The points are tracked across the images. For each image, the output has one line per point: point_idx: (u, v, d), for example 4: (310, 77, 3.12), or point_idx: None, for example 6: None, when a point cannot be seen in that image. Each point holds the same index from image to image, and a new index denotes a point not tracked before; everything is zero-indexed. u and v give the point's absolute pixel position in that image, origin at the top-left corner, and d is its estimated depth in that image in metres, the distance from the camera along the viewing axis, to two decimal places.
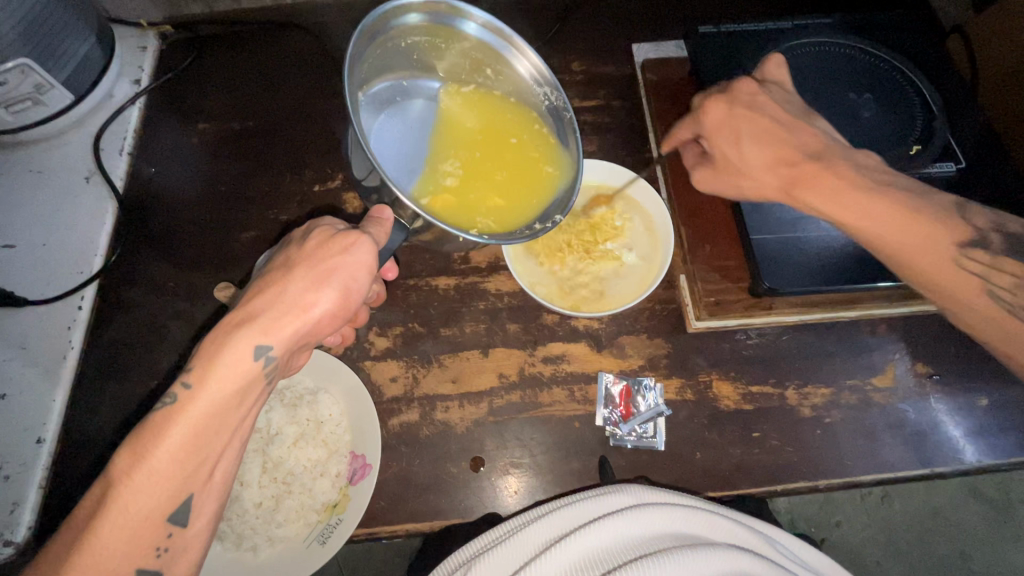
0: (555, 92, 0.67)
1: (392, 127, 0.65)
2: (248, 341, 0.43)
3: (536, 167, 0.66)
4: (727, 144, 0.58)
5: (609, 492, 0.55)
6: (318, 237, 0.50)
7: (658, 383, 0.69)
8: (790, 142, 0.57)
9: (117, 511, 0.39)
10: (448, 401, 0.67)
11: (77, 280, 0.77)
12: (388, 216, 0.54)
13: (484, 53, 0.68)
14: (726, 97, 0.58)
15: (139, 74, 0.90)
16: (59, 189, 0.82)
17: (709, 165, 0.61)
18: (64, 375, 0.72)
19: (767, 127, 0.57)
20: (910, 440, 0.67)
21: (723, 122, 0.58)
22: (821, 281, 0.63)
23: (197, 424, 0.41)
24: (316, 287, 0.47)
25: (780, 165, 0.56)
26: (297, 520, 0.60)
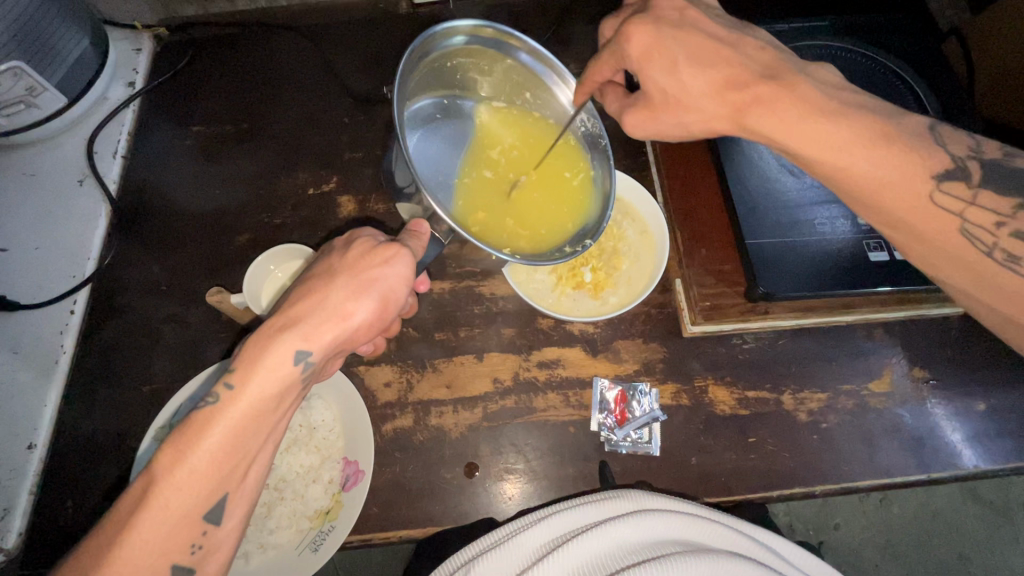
0: (592, 120, 0.66)
1: (431, 147, 0.63)
2: (290, 345, 0.43)
3: (569, 193, 0.66)
4: (660, 73, 0.52)
5: (610, 497, 0.55)
6: (360, 246, 0.50)
7: (653, 388, 0.68)
8: (735, 63, 0.51)
9: (157, 508, 0.38)
10: (442, 406, 0.67)
11: (70, 284, 0.76)
12: (425, 229, 0.54)
13: (525, 77, 0.66)
14: (652, 19, 0.52)
15: (133, 76, 0.90)
16: (52, 192, 0.82)
17: (641, 105, 0.55)
18: (55, 379, 0.71)
19: (703, 46, 0.51)
20: (908, 445, 0.66)
21: (653, 47, 0.51)
22: (819, 286, 0.62)
23: (238, 425, 0.41)
24: (356, 295, 0.47)
25: (729, 91, 0.51)
26: (289, 526, 0.60)
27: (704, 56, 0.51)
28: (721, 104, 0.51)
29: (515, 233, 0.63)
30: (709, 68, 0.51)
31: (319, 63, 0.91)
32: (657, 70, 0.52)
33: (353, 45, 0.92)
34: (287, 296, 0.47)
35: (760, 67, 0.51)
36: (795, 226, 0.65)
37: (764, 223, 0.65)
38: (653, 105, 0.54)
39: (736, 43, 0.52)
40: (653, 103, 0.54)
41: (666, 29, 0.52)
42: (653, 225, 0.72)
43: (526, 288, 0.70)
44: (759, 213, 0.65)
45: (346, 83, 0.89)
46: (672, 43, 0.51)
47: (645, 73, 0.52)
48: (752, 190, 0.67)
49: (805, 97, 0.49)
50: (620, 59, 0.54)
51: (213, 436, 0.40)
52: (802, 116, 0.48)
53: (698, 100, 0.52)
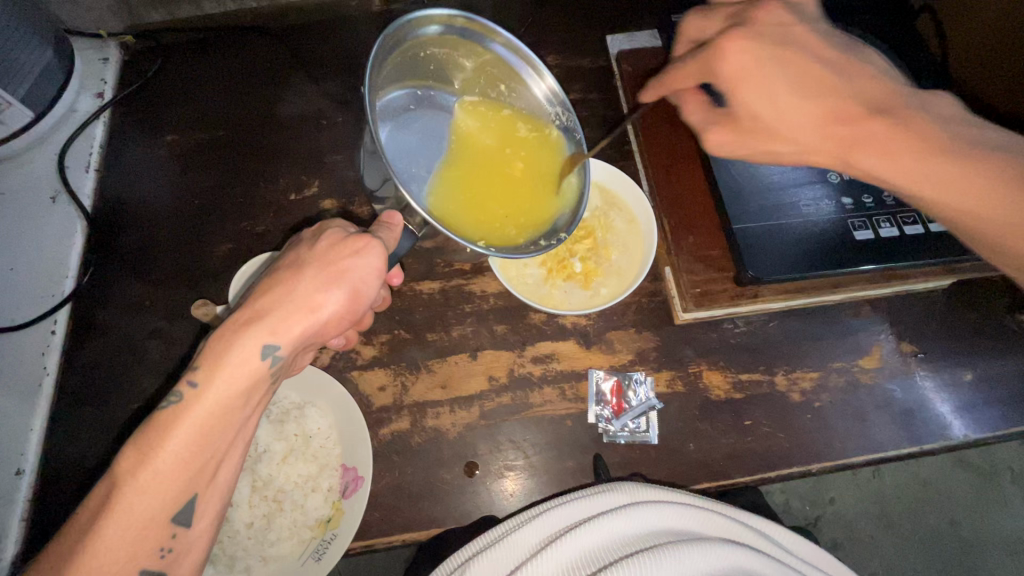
0: (567, 114, 0.67)
1: (407, 137, 0.62)
2: (256, 340, 0.42)
3: (544, 184, 0.66)
4: (756, 95, 0.47)
5: (601, 492, 0.55)
6: (330, 238, 0.49)
7: (648, 376, 0.68)
8: (842, 92, 0.47)
9: (122, 512, 0.38)
10: (439, 406, 0.67)
11: (48, 303, 0.74)
12: (399, 221, 0.55)
13: (499, 69, 0.66)
14: (755, 35, 0.47)
15: (102, 87, 0.87)
16: (25, 211, 0.80)
17: (729, 122, 0.51)
18: (41, 404, 0.70)
19: (810, 73, 0.47)
20: (900, 418, 0.67)
21: (749, 68, 0.46)
22: (804, 267, 0.62)
23: (203, 423, 0.41)
24: (325, 287, 0.46)
25: (839, 128, 0.47)
26: (290, 537, 0.59)
27: (809, 85, 0.47)
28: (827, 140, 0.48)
29: (487, 226, 0.62)
30: (811, 96, 0.47)
31: (290, 59, 0.89)
32: (753, 92, 0.47)
33: (331, 47, 0.91)
34: (254, 289, 0.47)
35: (860, 98, 0.47)
36: (779, 210, 0.65)
37: (749, 208, 0.65)
38: (739, 127, 0.50)
39: (847, 70, 0.48)
40: (738, 121, 0.50)
41: (766, 44, 0.47)
42: (640, 212, 0.70)
43: (516, 284, 0.68)
44: (744, 198, 0.65)
45: (325, 84, 0.88)
46: (776, 71, 0.46)
47: (737, 96, 0.48)
48: (737, 176, 0.67)
49: (918, 137, 0.46)
50: (710, 73, 0.48)
51: (177, 436, 0.40)
52: (916, 155, 0.46)
53: (795, 130, 0.48)
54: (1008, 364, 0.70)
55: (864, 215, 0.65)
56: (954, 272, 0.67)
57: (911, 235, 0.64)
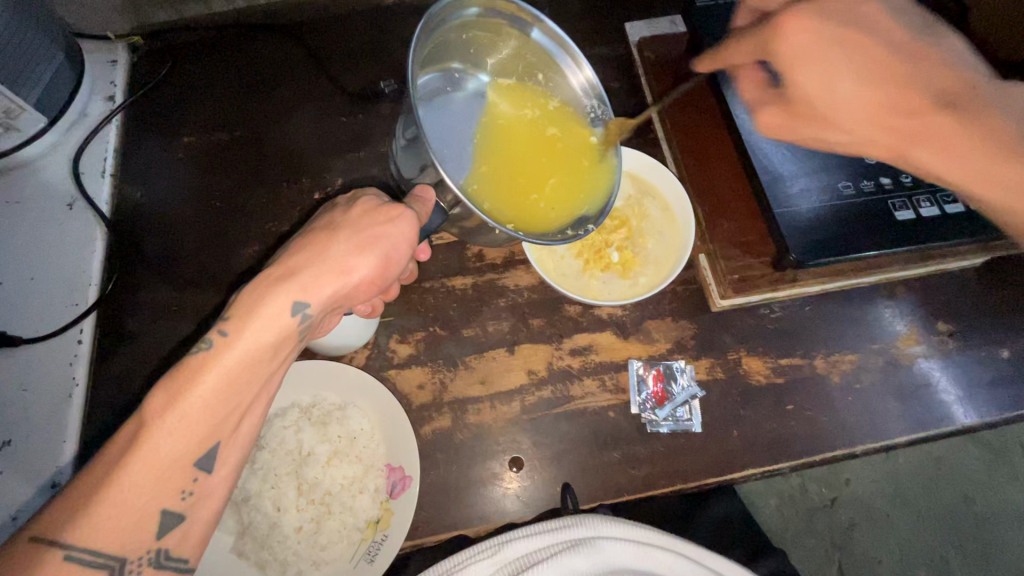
0: (602, 106, 0.65)
1: (441, 118, 0.62)
2: (290, 293, 0.42)
3: (576, 172, 0.63)
4: (812, 77, 0.47)
5: (566, 527, 0.55)
6: (364, 204, 0.49)
7: (687, 365, 0.68)
8: (910, 81, 0.46)
9: (146, 452, 0.37)
10: (479, 403, 0.66)
11: (73, 313, 0.73)
12: (431, 196, 0.53)
13: (538, 57, 0.65)
14: (810, 11, 0.46)
15: (112, 89, 0.85)
16: (41, 219, 0.78)
17: (784, 106, 0.51)
18: (71, 414, 0.68)
19: (873, 55, 0.46)
20: (940, 397, 0.67)
21: (811, 47, 0.46)
22: (845, 250, 0.61)
23: (232, 372, 0.39)
24: (358, 251, 0.45)
25: (898, 117, 0.47)
26: (340, 540, 0.58)
27: (863, 65, 0.46)
28: (882, 131, 0.48)
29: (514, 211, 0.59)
30: (866, 82, 0.47)
31: (304, 56, 0.88)
32: (812, 74, 0.47)
33: (347, 43, 0.89)
34: (284, 249, 0.46)
35: (937, 89, 0.46)
36: (818, 193, 0.64)
37: (789, 193, 0.63)
38: (792, 111, 0.51)
39: (919, 56, 0.47)
40: (793, 108, 0.50)
41: (827, 22, 0.46)
42: (675, 201, 0.69)
43: (553, 275, 0.67)
44: (783, 183, 0.64)
45: (342, 79, 0.86)
46: (864, 37, 0.46)
47: (793, 77, 0.48)
48: (773, 160, 0.65)
49: (993, 126, 0.46)
50: (764, 50, 0.49)
51: (207, 379, 0.39)
52: (974, 150, 0.46)
53: (849, 119, 0.48)
54: None
55: (904, 194, 0.64)
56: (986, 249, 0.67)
57: (951, 214, 0.63)
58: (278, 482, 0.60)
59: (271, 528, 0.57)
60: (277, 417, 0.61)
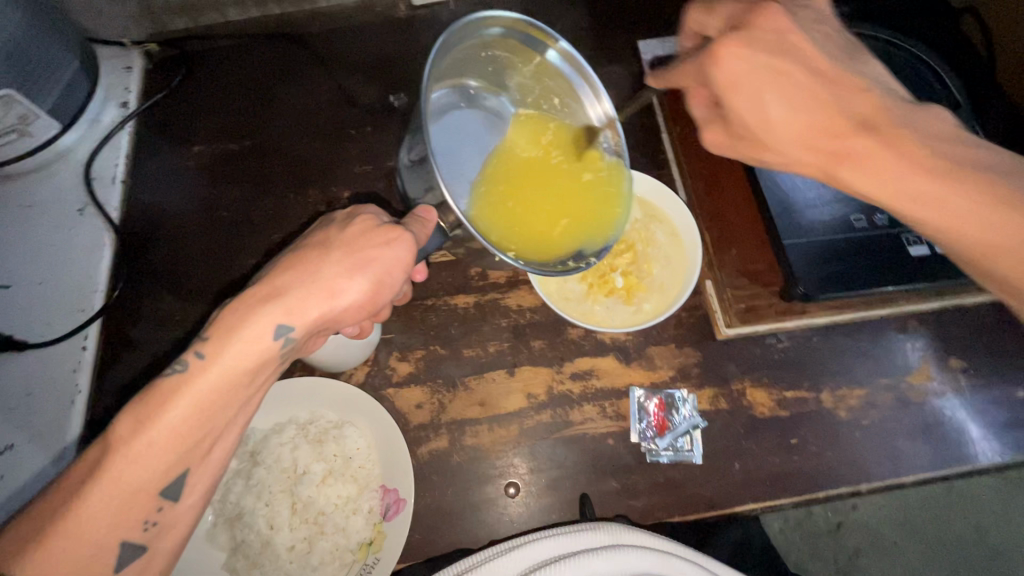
0: (615, 139, 0.63)
1: (452, 134, 0.62)
2: (271, 319, 0.41)
3: (583, 201, 0.62)
4: (747, 102, 0.44)
5: (588, 529, 0.53)
6: (362, 225, 0.48)
7: (690, 394, 0.67)
8: (838, 107, 0.44)
9: (110, 479, 0.37)
10: (477, 425, 0.66)
11: (78, 319, 0.73)
12: (432, 218, 0.52)
13: (557, 83, 0.64)
14: (746, 38, 0.43)
15: (126, 96, 0.86)
16: (52, 223, 0.79)
17: (722, 124, 0.49)
18: (72, 422, 0.68)
19: (795, 78, 0.43)
20: (951, 436, 0.65)
21: (744, 76, 0.43)
22: (854, 286, 0.60)
23: (205, 399, 0.39)
24: (349, 274, 0.45)
25: (825, 143, 0.45)
26: (332, 561, 0.57)
27: (793, 93, 0.44)
28: (810, 152, 0.46)
29: (518, 235, 0.59)
30: (801, 107, 0.44)
31: (318, 69, 0.88)
32: (745, 102, 0.44)
33: (359, 54, 0.89)
34: (276, 264, 0.45)
35: (864, 114, 0.44)
36: (831, 225, 0.62)
37: (800, 223, 0.62)
38: (732, 132, 0.48)
39: (831, 75, 0.44)
40: (731, 128, 0.48)
41: (759, 51, 0.43)
42: (684, 227, 0.68)
43: (557, 299, 0.67)
44: (795, 212, 0.63)
45: (352, 92, 0.86)
46: (808, 77, 0.44)
47: (730, 102, 0.45)
48: (785, 190, 0.64)
49: (897, 150, 0.44)
50: (703, 74, 0.45)
51: (180, 405, 0.39)
52: (906, 173, 0.44)
53: (785, 143, 0.46)
54: None
55: None
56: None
57: None
58: (273, 500, 0.59)
59: (264, 546, 0.57)
60: (274, 433, 0.61)
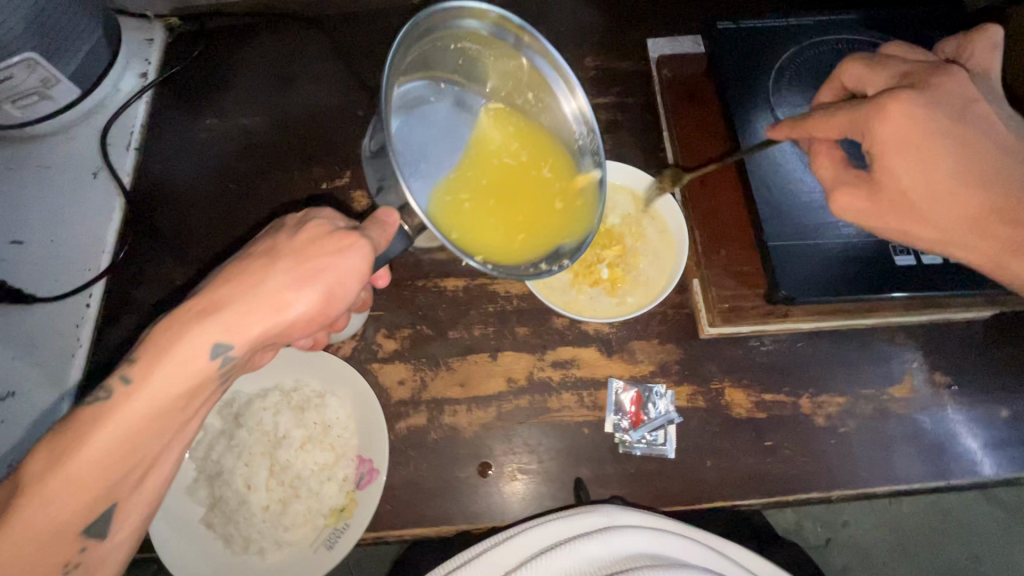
0: (591, 134, 0.64)
1: (418, 129, 0.61)
2: (209, 337, 0.40)
3: (551, 201, 0.62)
4: (905, 166, 0.47)
5: (577, 514, 0.54)
6: (312, 233, 0.46)
7: (668, 390, 0.67)
8: (1018, 187, 0.46)
9: (21, 525, 0.35)
10: (456, 405, 0.67)
11: (84, 277, 0.76)
12: (393, 220, 0.51)
13: (531, 78, 0.65)
14: (923, 97, 0.46)
15: (146, 67, 0.89)
16: (67, 184, 0.82)
17: (866, 188, 0.50)
18: (71, 374, 0.71)
19: (964, 150, 0.46)
20: (930, 451, 0.65)
21: (908, 134, 0.46)
22: (836, 291, 0.59)
23: (132, 428, 0.38)
24: (297, 285, 0.43)
25: (995, 223, 0.46)
26: (304, 524, 0.59)
27: (968, 163, 0.46)
28: (984, 237, 0.47)
29: (487, 236, 0.58)
30: (971, 182, 0.46)
31: (331, 51, 0.90)
32: (905, 165, 0.47)
33: (373, 38, 0.91)
34: (214, 273, 0.43)
35: None
36: (819, 229, 0.62)
37: (788, 227, 0.62)
38: (877, 198, 0.50)
39: (1020, 151, 0.47)
40: (878, 190, 0.49)
41: (936, 113, 0.46)
42: (672, 223, 0.69)
43: (542, 287, 0.67)
44: (785, 215, 0.62)
45: (363, 74, 0.88)
46: (980, 152, 0.46)
47: (884, 164, 0.48)
48: (778, 194, 0.64)
49: None
50: (860, 131, 0.48)
51: (112, 428, 0.37)
52: None
53: (945, 218, 0.48)
54: None
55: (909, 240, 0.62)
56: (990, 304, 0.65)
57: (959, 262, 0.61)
58: (251, 461, 0.61)
59: (240, 504, 0.59)
60: (258, 398, 0.63)
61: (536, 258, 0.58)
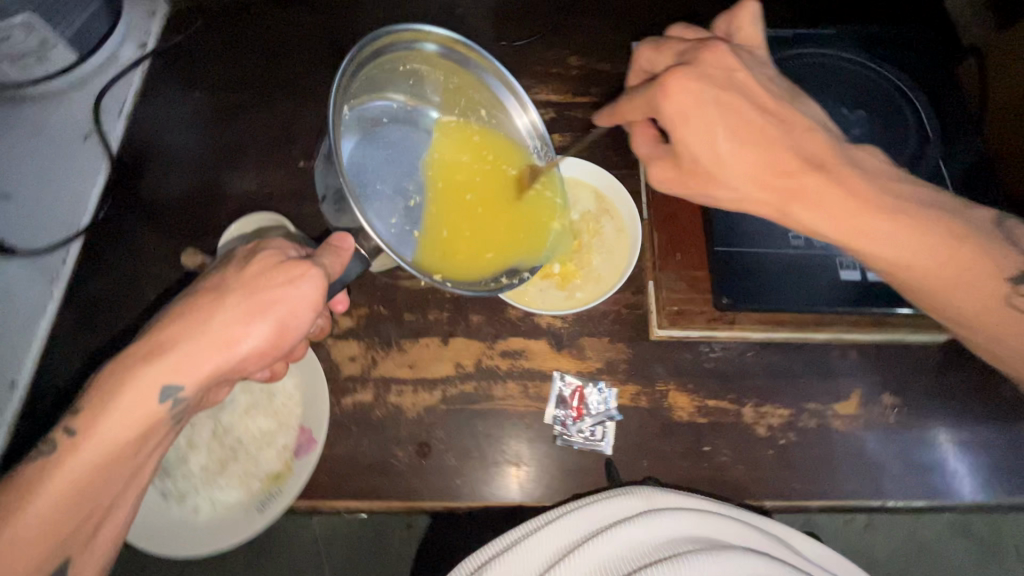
0: (545, 148, 0.69)
1: (369, 147, 0.63)
2: (157, 379, 0.44)
3: (511, 216, 0.66)
4: (698, 135, 0.48)
5: (618, 496, 0.53)
6: (261, 265, 0.50)
7: (612, 387, 0.68)
8: (775, 148, 0.49)
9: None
10: (403, 385, 0.68)
11: (62, 235, 0.79)
12: (348, 246, 0.55)
13: (482, 96, 0.68)
14: (695, 74, 0.48)
15: (145, 38, 0.91)
16: (58, 145, 0.84)
17: (670, 161, 0.53)
18: (39, 326, 0.75)
19: (740, 118, 0.49)
20: (868, 469, 0.65)
21: (688, 108, 0.48)
22: (773, 301, 0.62)
23: (91, 468, 0.43)
24: (246, 321, 0.47)
25: (773, 177, 0.50)
26: (239, 486, 0.61)
27: (738, 127, 0.49)
28: (762, 189, 0.51)
29: (445, 254, 0.62)
30: (745, 144, 0.49)
31: (325, 34, 0.92)
32: (694, 134, 0.48)
33: (366, 22, 0.92)
34: (164, 315, 0.48)
35: (802, 154, 0.50)
36: (767, 239, 0.64)
37: (742, 238, 0.64)
38: (681, 168, 0.52)
39: (776, 114, 0.50)
40: (682, 162, 0.51)
41: (705, 84, 0.48)
42: (628, 221, 0.71)
43: None
44: (739, 226, 0.65)
45: None
46: (755, 122, 0.49)
47: (680, 136, 0.49)
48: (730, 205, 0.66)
49: (854, 190, 0.50)
50: (655, 108, 0.50)
51: (72, 471, 0.43)
52: (887, 223, 0.50)
53: (732, 177, 0.50)
54: (998, 435, 0.66)
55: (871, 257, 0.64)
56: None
57: None
58: (196, 420, 0.64)
59: (180, 460, 0.62)
60: None
61: (497, 273, 0.63)
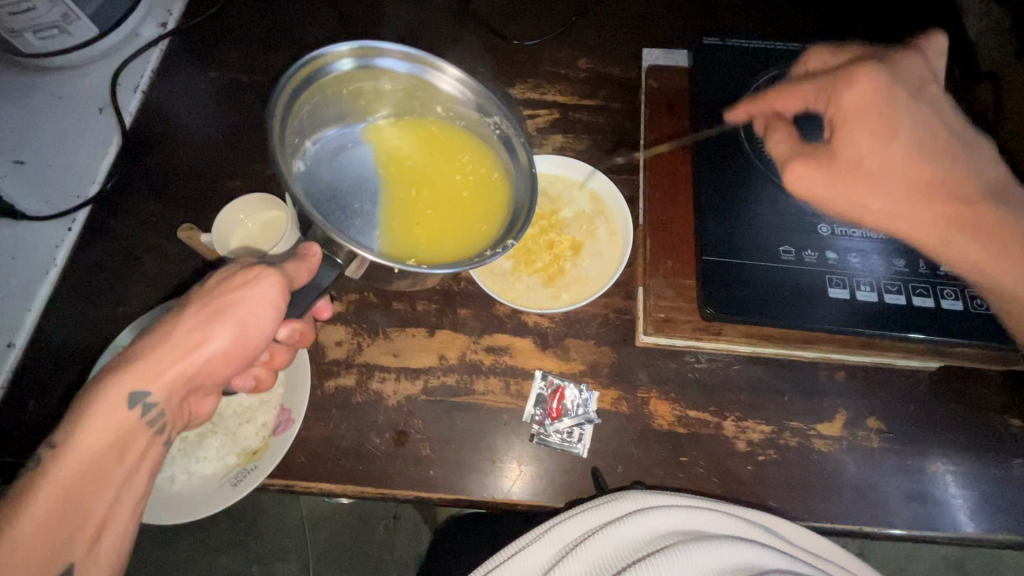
0: (505, 120, 0.69)
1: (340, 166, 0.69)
2: (127, 386, 0.50)
3: (482, 202, 0.69)
4: (861, 133, 0.55)
5: (610, 498, 0.55)
6: (218, 282, 0.56)
7: (593, 390, 0.68)
8: (935, 169, 0.54)
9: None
10: (386, 372, 0.69)
11: (70, 203, 0.81)
12: (315, 253, 0.56)
13: (428, 92, 0.70)
14: (885, 73, 0.56)
15: (166, 17, 0.94)
16: (73, 115, 0.86)
17: (822, 158, 0.56)
18: (40, 290, 0.77)
19: (919, 130, 0.55)
20: (848, 493, 0.63)
21: (865, 96, 0.55)
22: (757, 313, 0.61)
23: (75, 475, 0.46)
24: (205, 325, 0.53)
25: (924, 192, 0.54)
26: (215, 459, 0.62)
27: (918, 140, 0.55)
28: (912, 200, 0.54)
29: (426, 245, 0.66)
30: (906, 151, 0.55)
31: (340, 22, 0.93)
32: (858, 131, 0.55)
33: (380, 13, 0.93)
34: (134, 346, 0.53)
35: (963, 190, 0.54)
36: (762, 253, 0.64)
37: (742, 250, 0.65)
38: (835, 167, 0.56)
39: (953, 150, 0.56)
40: (837, 159, 0.56)
41: (891, 87, 0.56)
42: (622, 227, 0.72)
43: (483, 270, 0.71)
44: (737, 238, 0.66)
45: None
46: (920, 139, 0.55)
47: (844, 129, 0.56)
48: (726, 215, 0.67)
49: (1015, 232, 0.52)
50: (827, 99, 0.58)
51: (56, 478, 0.45)
52: (1018, 260, 0.52)
53: (886, 181, 0.55)
54: (985, 467, 0.65)
55: (900, 280, 0.64)
56: (1002, 362, 0.65)
57: (947, 310, 0.62)
58: None
59: None
60: None
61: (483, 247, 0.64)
